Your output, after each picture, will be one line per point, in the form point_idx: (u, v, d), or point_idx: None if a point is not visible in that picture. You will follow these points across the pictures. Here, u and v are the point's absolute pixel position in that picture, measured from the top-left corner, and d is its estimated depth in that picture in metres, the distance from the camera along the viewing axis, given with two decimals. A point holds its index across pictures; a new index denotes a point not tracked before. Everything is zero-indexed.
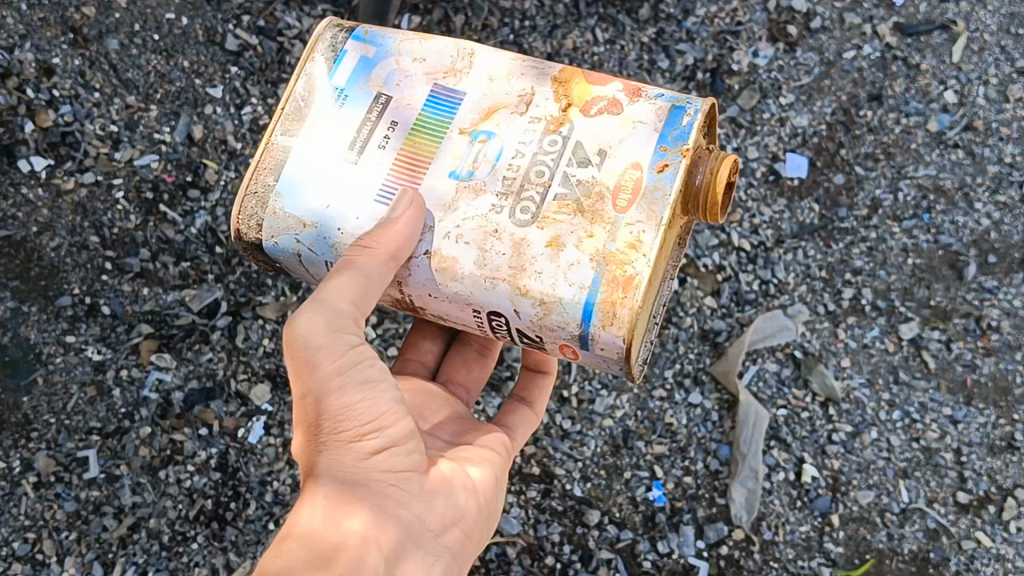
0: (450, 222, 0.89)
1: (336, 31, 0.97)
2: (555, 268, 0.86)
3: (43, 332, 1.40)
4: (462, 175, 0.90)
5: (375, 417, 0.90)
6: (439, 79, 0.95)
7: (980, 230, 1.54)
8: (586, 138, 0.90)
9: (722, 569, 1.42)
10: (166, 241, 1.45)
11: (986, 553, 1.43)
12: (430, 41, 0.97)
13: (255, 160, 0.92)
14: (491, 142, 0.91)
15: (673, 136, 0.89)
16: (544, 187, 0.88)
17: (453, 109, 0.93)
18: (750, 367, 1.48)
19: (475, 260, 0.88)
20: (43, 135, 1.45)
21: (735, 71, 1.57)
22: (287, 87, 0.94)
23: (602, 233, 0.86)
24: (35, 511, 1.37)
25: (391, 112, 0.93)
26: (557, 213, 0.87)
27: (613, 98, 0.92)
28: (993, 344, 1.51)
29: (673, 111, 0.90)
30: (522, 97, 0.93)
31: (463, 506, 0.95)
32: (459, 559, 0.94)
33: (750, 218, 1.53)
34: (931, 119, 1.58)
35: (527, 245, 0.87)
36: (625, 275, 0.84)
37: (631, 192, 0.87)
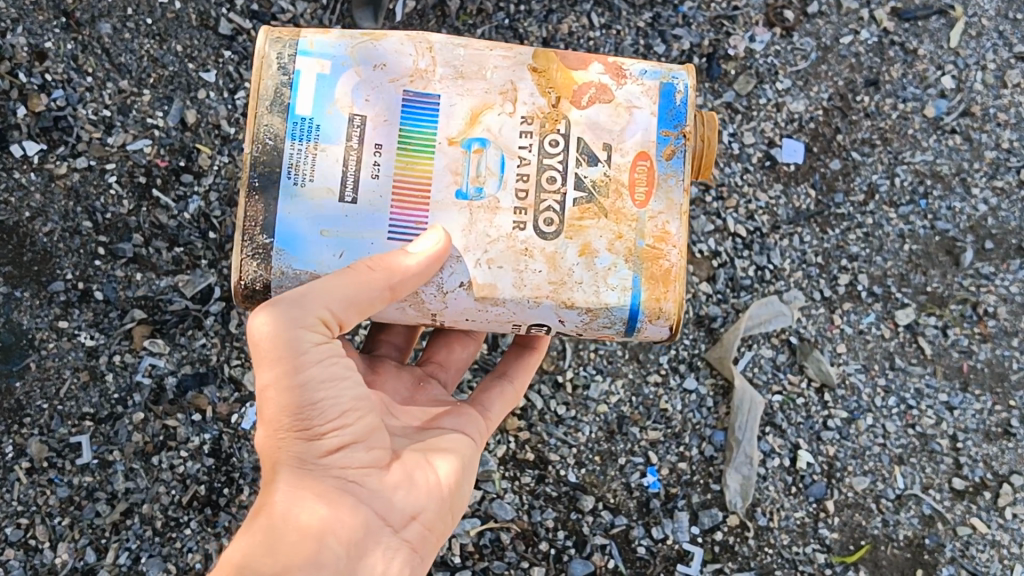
0: (479, 246, 0.92)
1: (279, 49, 0.94)
2: (594, 276, 0.93)
3: (35, 317, 1.40)
4: (471, 195, 0.93)
5: (338, 415, 0.90)
6: (406, 84, 0.94)
7: (977, 215, 1.53)
8: (588, 134, 0.95)
9: (717, 555, 1.43)
10: (159, 226, 1.43)
11: (981, 539, 1.45)
12: (384, 41, 0.95)
13: (239, 216, 0.91)
14: (488, 150, 0.94)
15: (672, 118, 0.96)
16: (560, 195, 0.94)
17: (433, 117, 0.94)
18: (745, 354, 1.48)
19: (513, 282, 0.92)
20: (36, 120, 1.43)
21: (732, 56, 1.54)
22: (249, 132, 0.92)
23: (631, 232, 0.94)
24: (28, 497, 1.37)
25: (371, 133, 0.93)
26: (583, 219, 0.94)
27: (600, 83, 0.97)
28: (989, 330, 1.51)
29: (664, 91, 0.97)
30: (504, 93, 0.95)
31: (424, 500, 0.95)
32: (422, 551, 0.95)
33: (746, 203, 1.51)
34: (928, 104, 1.56)
35: (561, 257, 0.93)
36: (663, 269, 0.93)
37: (647, 185, 0.95)
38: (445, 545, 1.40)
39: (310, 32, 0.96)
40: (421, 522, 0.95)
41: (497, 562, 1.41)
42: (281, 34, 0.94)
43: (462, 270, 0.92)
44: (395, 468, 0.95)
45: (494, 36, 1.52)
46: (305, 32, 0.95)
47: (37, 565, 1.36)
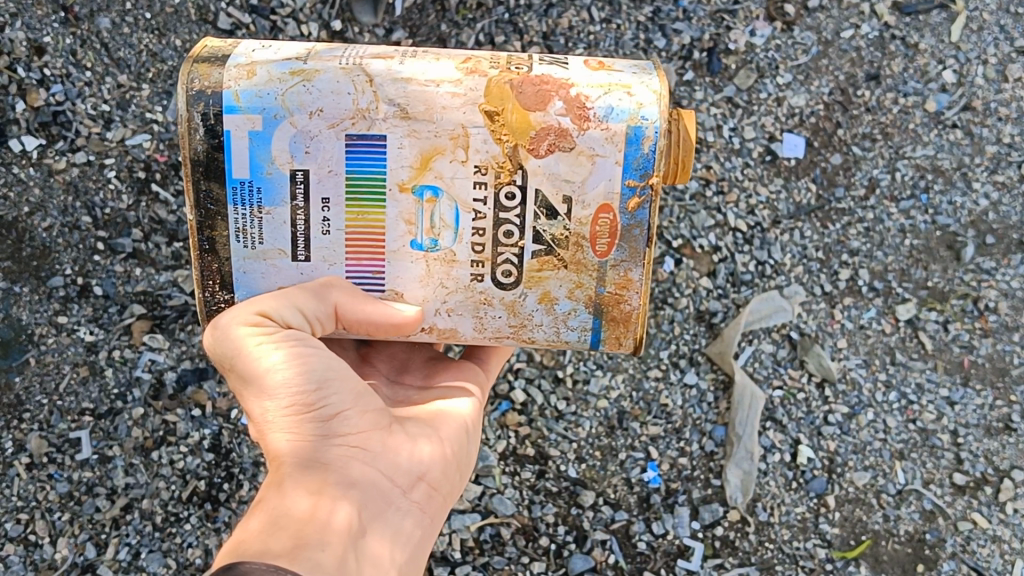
0: (438, 296, 0.96)
1: (202, 110, 0.90)
2: (554, 319, 0.97)
3: (34, 313, 1.39)
4: (425, 245, 0.93)
5: (326, 384, 0.93)
6: (347, 127, 0.90)
7: (977, 210, 1.52)
8: (546, 185, 0.91)
9: (717, 550, 1.44)
10: (159, 221, 1.42)
11: (982, 534, 1.46)
12: (316, 83, 0.90)
13: (197, 276, 0.95)
14: (441, 199, 0.92)
15: (636, 167, 0.91)
16: (518, 248, 0.93)
17: (381, 164, 0.91)
18: (746, 349, 1.47)
19: (473, 326, 0.97)
20: (35, 115, 1.40)
21: (732, 50, 1.52)
22: (190, 200, 0.91)
23: (591, 281, 0.95)
24: (28, 492, 1.37)
25: (315, 187, 0.91)
26: (541, 271, 0.94)
27: (559, 127, 0.91)
28: (990, 325, 1.50)
29: (630, 138, 0.91)
30: (455, 139, 0.91)
31: (424, 461, 0.98)
32: (427, 511, 0.98)
33: (747, 198, 1.50)
34: (929, 99, 1.54)
35: (520, 305, 0.96)
36: (623, 312, 0.97)
37: (608, 236, 0.93)
38: (445, 540, 1.40)
39: (233, 77, 0.91)
40: (426, 482, 0.98)
41: (497, 557, 1.41)
42: (200, 91, 0.90)
43: (425, 317, 0.97)
44: (393, 433, 0.98)
45: (495, 30, 1.50)
46: (228, 78, 0.91)
47: (37, 560, 1.37)
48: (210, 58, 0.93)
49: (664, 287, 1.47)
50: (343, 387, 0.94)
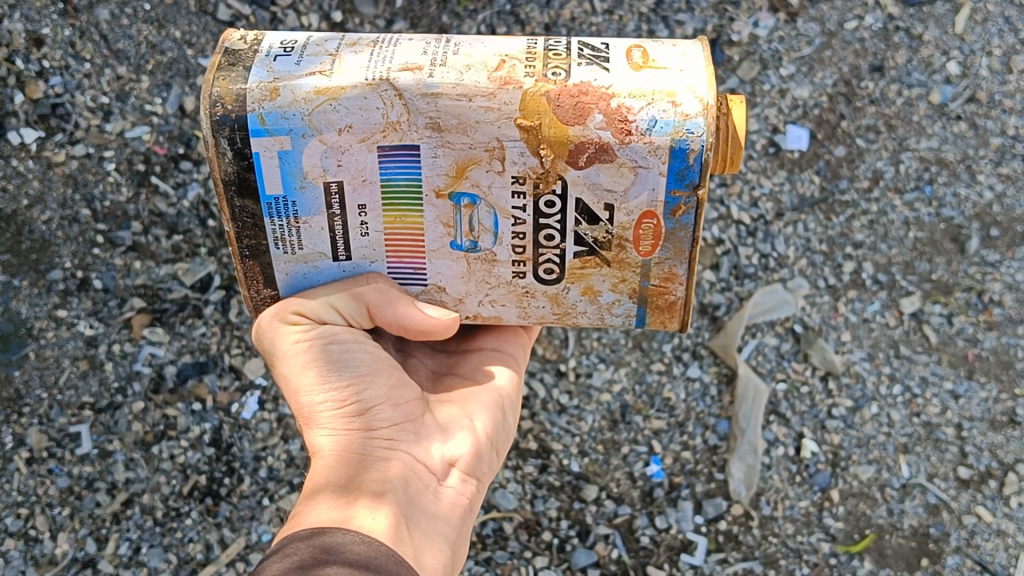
0: (479, 290, 0.94)
1: (227, 134, 0.86)
2: (598, 308, 0.95)
3: (34, 306, 1.37)
4: (465, 246, 0.91)
5: (354, 378, 0.96)
6: (379, 140, 0.86)
7: (982, 203, 1.51)
8: (587, 195, 0.87)
9: (721, 545, 1.43)
10: (158, 214, 1.41)
11: (987, 528, 1.44)
12: (343, 100, 0.86)
13: (240, 275, 0.94)
14: (479, 206, 0.88)
15: (681, 178, 0.86)
16: (560, 250, 0.90)
17: (416, 172, 0.87)
18: (750, 342, 1.47)
19: (517, 314, 0.96)
20: (33, 107, 1.38)
21: (735, 41, 1.52)
22: (226, 214, 0.90)
23: (634, 276, 0.92)
24: (28, 486, 1.36)
25: (350, 197, 0.88)
26: (584, 269, 0.91)
27: (599, 140, 0.85)
28: (995, 318, 1.49)
29: (674, 151, 0.85)
30: (490, 151, 0.86)
31: (458, 448, 0.99)
32: (467, 497, 0.98)
33: (750, 190, 1.49)
34: (934, 91, 1.53)
35: (564, 297, 0.94)
36: (668, 302, 0.94)
37: (652, 238, 0.89)
38: None
39: (256, 98, 0.86)
40: (463, 467, 0.99)
41: (499, 551, 1.40)
42: (223, 116, 0.86)
43: (468, 307, 0.96)
44: (427, 421, 1.00)
45: (497, 21, 1.49)
46: (251, 99, 0.86)
47: (37, 555, 1.35)
48: (231, 75, 0.88)
49: None
50: (372, 380, 0.96)
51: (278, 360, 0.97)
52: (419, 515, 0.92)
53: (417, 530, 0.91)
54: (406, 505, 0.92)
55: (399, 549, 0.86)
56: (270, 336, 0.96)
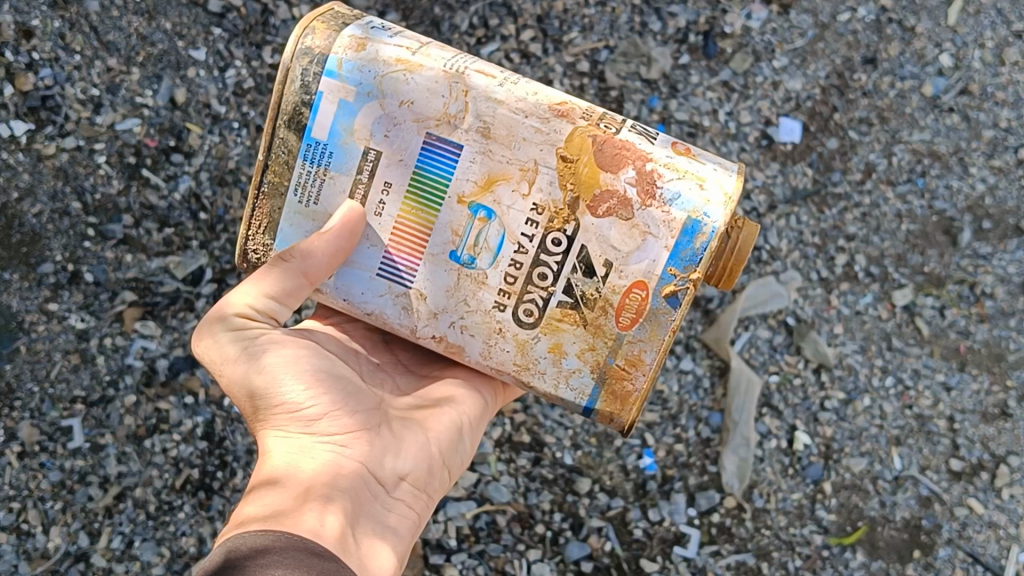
0: (457, 310, 0.94)
1: (306, 65, 0.89)
2: (558, 372, 0.94)
3: (25, 299, 1.36)
4: (463, 259, 0.91)
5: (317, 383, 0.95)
6: (431, 127, 0.89)
7: (974, 195, 1.52)
8: (591, 243, 0.89)
9: (714, 537, 1.43)
10: (149, 206, 1.41)
11: (978, 520, 1.44)
12: (417, 76, 0.89)
13: (247, 212, 0.95)
14: (492, 223, 0.90)
15: (685, 259, 0.88)
16: (546, 292, 0.91)
17: (450, 169, 0.89)
18: (742, 335, 1.47)
19: (480, 351, 0.95)
20: (23, 100, 1.37)
21: (728, 33, 1.52)
22: (265, 140, 0.91)
23: (604, 347, 0.92)
24: (19, 481, 1.35)
25: (382, 171, 0.90)
26: (561, 322, 0.91)
27: (623, 194, 0.88)
28: (987, 310, 1.50)
29: (687, 228, 0.88)
30: (524, 172, 0.89)
31: (411, 461, 1.00)
32: (413, 509, 0.99)
33: (743, 182, 1.50)
34: (926, 83, 1.53)
35: (530, 347, 0.93)
36: (625, 390, 0.93)
37: (635, 313, 0.90)
38: (440, 528, 1.39)
39: (342, 44, 0.89)
40: (412, 480, 1.00)
41: (492, 544, 1.40)
42: (309, 47, 0.89)
43: (438, 325, 0.95)
44: (383, 431, 0.99)
45: (489, 13, 1.50)
46: (337, 43, 0.89)
47: (29, 549, 1.34)
48: (331, 19, 0.92)
49: None
50: (331, 386, 0.96)
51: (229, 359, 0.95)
52: (367, 525, 0.92)
53: (367, 538, 0.90)
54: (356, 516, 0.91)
55: (348, 558, 0.85)
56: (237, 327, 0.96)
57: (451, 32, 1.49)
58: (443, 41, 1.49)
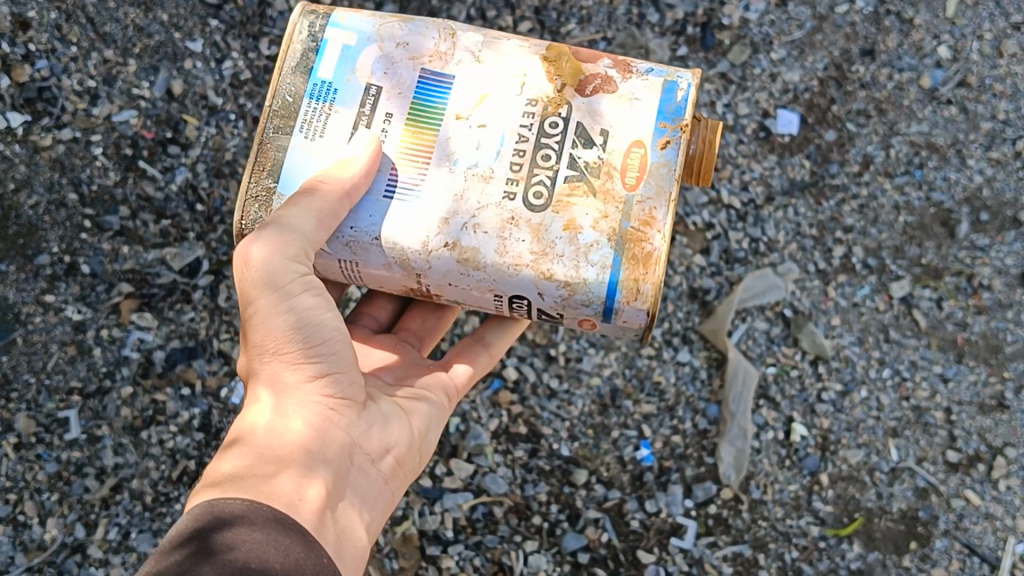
0: (469, 210, 0.94)
1: (311, 19, 0.99)
2: (577, 251, 0.92)
3: (21, 290, 1.35)
4: (467, 162, 0.95)
5: (321, 344, 0.94)
6: (425, 63, 0.98)
7: (972, 186, 1.52)
8: (586, 119, 0.96)
9: (711, 529, 1.42)
10: (146, 198, 1.40)
11: (975, 511, 1.43)
12: (410, 24, 1.00)
13: (250, 160, 0.96)
14: (491, 126, 0.96)
15: (671, 111, 0.96)
16: (551, 172, 0.95)
17: (445, 93, 0.97)
18: (740, 326, 1.47)
19: (496, 248, 0.93)
20: (19, 91, 1.38)
21: (726, 25, 1.55)
22: (273, 85, 0.97)
23: (617, 213, 0.93)
24: (17, 472, 1.33)
25: (384, 102, 0.97)
26: (571, 196, 0.94)
27: (606, 75, 0.98)
28: (984, 302, 1.50)
29: (666, 86, 0.97)
30: (514, 78, 0.98)
31: (396, 435, 1.00)
32: (391, 483, 0.99)
33: (740, 174, 1.51)
34: (924, 75, 1.55)
35: (545, 229, 0.93)
36: (645, 251, 0.92)
37: (638, 170, 0.94)
38: (437, 519, 1.39)
39: (343, 9, 1.01)
40: (395, 455, 0.99)
41: (489, 535, 1.39)
42: (314, 7, 1.00)
43: (451, 230, 0.93)
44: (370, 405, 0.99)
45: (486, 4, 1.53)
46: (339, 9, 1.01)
47: (26, 540, 1.32)
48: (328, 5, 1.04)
49: None
50: (337, 347, 0.95)
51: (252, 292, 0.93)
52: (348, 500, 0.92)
53: (345, 518, 0.90)
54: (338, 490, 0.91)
55: (325, 536, 0.86)
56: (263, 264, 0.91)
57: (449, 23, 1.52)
58: None
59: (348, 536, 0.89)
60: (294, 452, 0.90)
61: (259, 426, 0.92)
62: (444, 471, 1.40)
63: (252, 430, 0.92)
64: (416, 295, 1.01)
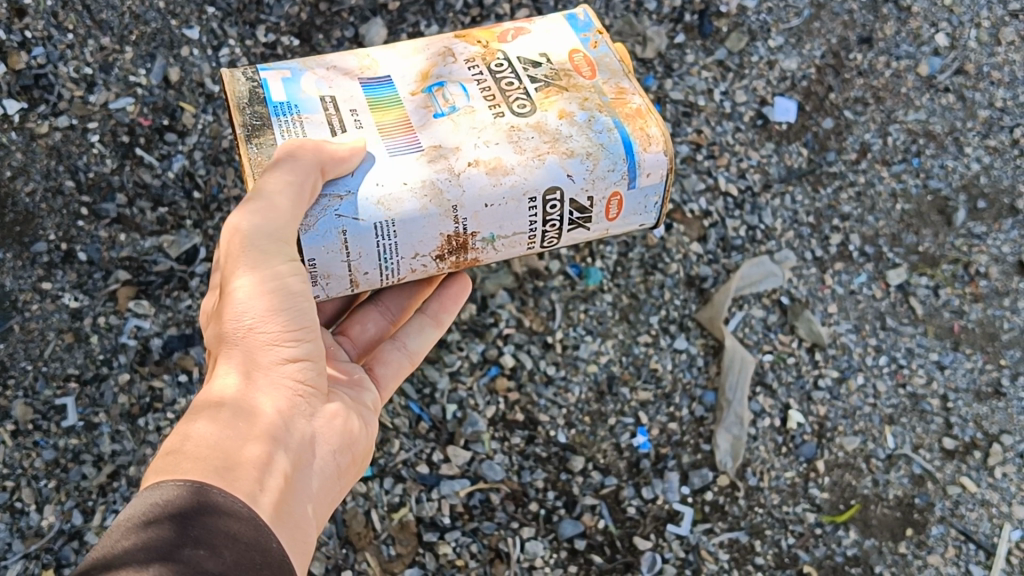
0: (472, 135, 0.97)
1: (240, 71, 1.02)
2: (580, 128, 0.98)
3: (18, 278, 1.34)
4: (445, 111, 1.00)
5: (298, 329, 0.93)
6: (358, 74, 1.03)
7: (969, 174, 1.55)
8: (522, 52, 1.06)
9: (707, 516, 1.41)
10: (143, 185, 1.40)
11: (972, 498, 1.43)
12: (327, 57, 1.05)
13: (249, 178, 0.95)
14: (447, 87, 1.02)
15: (584, 27, 1.09)
16: (523, 89, 1.01)
17: (390, 88, 1.03)
18: (737, 314, 1.47)
19: (513, 150, 0.96)
20: (16, 78, 1.37)
21: (724, 12, 1.57)
22: (235, 118, 0.97)
23: (592, 95, 1.02)
24: (13, 459, 1.29)
25: (342, 104, 1.00)
26: (550, 96, 1.01)
27: (515, 26, 1.10)
28: (981, 290, 1.51)
29: (568, 16, 1.11)
30: (442, 53, 1.06)
31: (354, 434, 0.98)
32: (342, 478, 0.97)
33: (738, 161, 1.52)
34: (922, 62, 1.58)
35: (546, 123, 0.98)
36: (633, 108, 1.01)
37: (587, 65, 1.05)
38: (434, 506, 1.35)
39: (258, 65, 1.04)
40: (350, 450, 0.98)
41: (486, 522, 1.36)
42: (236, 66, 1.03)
43: (465, 153, 0.96)
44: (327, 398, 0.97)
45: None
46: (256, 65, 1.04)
47: (24, 527, 1.28)
48: None
49: (655, 252, 1.48)
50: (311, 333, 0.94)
51: (234, 263, 0.92)
52: (304, 490, 0.89)
53: (301, 509, 0.88)
54: (297, 479, 0.89)
55: (278, 525, 0.83)
56: (249, 230, 0.91)
57: (446, 11, 1.53)
58: (438, 20, 1.53)
59: (300, 528, 0.87)
60: (262, 429, 0.87)
61: (229, 394, 0.89)
62: (441, 458, 1.37)
63: (221, 396, 0.89)
64: (451, 255, 0.99)
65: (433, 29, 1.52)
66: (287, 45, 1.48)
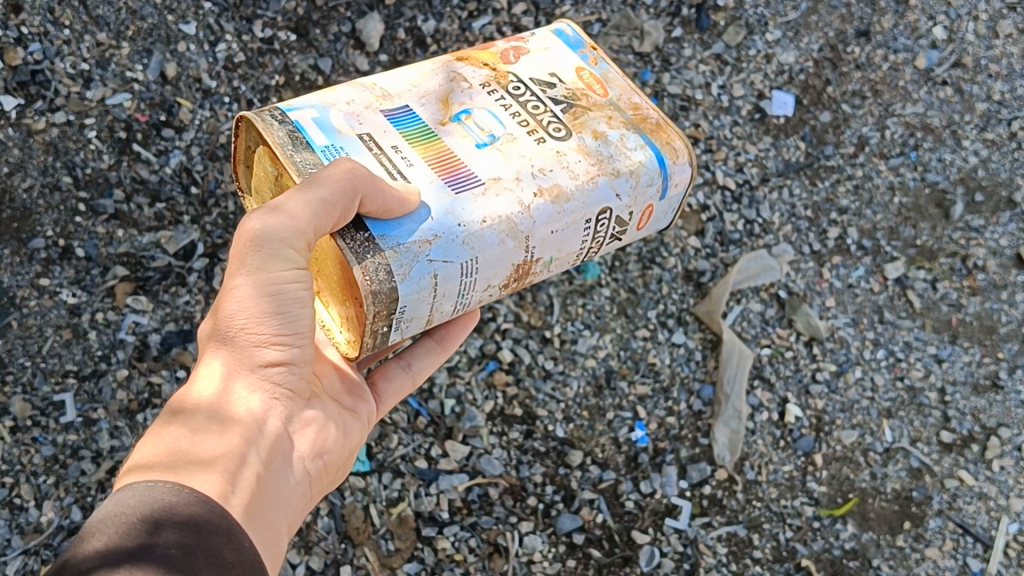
0: (524, 163, 0.94)
1: (266, 113, 0.93)
2: (618, 147, 0.98)
3: (16, 275, 1.34)
4: (486, 141, 0.96)
5: (288, 333, 0.92)
6: (378, 105, 0.97)
7: (967, 167, 1.57)
8: (531, 73, 1.04)
9: (705, 510, 1.40)
10: (141, 181, 1.40)
11: (969, 491, 1.44)
12: (337, 89, 0.97)
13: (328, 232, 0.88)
14: (474, 114, 0.98)
15: (576, 42, 1.08)
16: (550, 112, 0.99)
17: (417, 118, 0.97)
18: (734, 308, 1.47)
19: (568, 176, 0.95)
20: (13, 74, 1.38)
21: (721, 6, 1.58)
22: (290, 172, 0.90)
23: (614, 112, 1.02)
24: (12, 455, 1.29)
25: (381, 140, 0.94)
26: (579, 118, 1.00)
27: (512, 44, 1.07)
28: (979, 283, 1.53)
29: (556, 32, 1.09)
30: (453, 79, 1.01)
31: (331, 441, 0.98)
32: (315, 485, 0.97)
33: (735, 155, 1.52)
34: (920, 55, 1.61)
35: (586, 146, 0.97)
36: (653, 124, 1.02)
37: (597, 83, 1.04)
38: (433, 501, 1.35)
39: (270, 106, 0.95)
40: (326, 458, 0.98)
41: (485, 517, 1.36)
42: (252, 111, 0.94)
43: (527, 185, 0.93)
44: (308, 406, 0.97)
45: None
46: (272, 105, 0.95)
47: (22, 523, 1.27)
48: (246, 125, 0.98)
49: (652, 246, 1.48)
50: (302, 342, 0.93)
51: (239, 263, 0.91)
52: (274, 495, 0.90)
53: (270, 514, 0.88)
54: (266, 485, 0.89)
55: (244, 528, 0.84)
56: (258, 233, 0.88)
57: (444, 6, 1.54)
58: (435, 14, 1.53)
59: (268, 533, 0.87)
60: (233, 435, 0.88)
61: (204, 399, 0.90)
62: (440, 453, 1.37)
63: (197, 400, 0.90)
64: (513, 282, 0.97)
65: (429, 23, 1.52)
66: (284, 39, 1.48)
